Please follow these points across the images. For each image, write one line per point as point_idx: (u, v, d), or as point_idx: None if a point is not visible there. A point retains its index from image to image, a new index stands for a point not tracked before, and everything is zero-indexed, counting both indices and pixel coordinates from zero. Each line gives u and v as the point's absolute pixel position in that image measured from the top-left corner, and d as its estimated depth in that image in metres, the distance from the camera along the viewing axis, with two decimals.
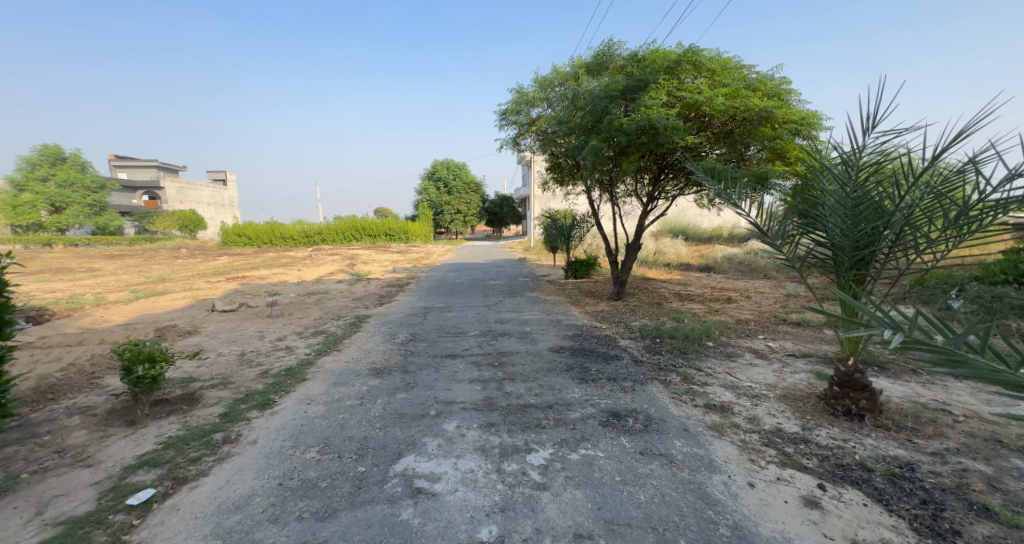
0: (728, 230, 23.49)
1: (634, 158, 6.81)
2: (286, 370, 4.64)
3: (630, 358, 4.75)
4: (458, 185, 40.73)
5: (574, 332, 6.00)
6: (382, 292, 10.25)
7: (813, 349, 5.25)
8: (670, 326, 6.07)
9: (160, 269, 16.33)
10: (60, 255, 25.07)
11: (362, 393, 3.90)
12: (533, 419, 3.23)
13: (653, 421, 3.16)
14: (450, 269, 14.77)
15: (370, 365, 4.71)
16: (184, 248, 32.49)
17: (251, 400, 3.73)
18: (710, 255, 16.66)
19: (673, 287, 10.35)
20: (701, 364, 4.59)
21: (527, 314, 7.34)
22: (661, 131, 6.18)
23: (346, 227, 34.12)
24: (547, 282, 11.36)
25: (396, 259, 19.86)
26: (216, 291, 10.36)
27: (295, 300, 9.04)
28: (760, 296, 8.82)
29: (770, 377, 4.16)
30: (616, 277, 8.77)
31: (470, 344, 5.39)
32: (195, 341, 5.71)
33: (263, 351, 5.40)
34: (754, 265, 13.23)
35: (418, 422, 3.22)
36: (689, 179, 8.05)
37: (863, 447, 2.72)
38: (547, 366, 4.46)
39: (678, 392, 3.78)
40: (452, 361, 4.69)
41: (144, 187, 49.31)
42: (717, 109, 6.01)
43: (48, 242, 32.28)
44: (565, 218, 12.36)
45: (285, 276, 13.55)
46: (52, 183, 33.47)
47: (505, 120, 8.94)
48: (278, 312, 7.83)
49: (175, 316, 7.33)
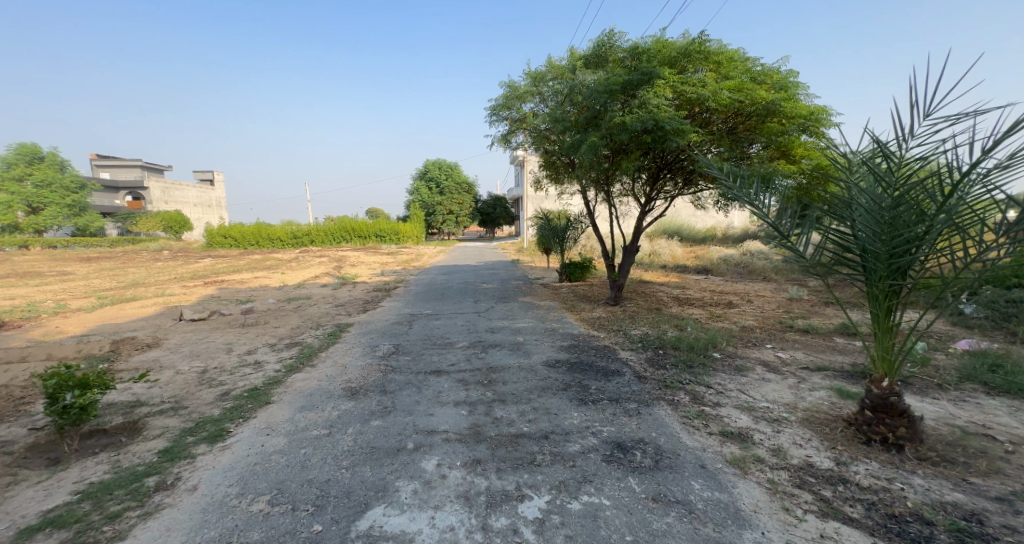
0: (722, 231, 23.25)
1: (634, 157, 6.42)
2: (249, 391, 4.16)
3: (632, 373, 4.33)
4: (450, 185, 40.21)
5: (570, 342, 5.57)
6: (367, 297, 9.76)
7: (827, 360, 4.86)
8: (673, 335, 5.66)
9: (137, 273, 15.68)
10: (35, 255, 26.15)
11: (331, 420, 3.44)
12: (526, 454, 2.79)
13: (665, 456, 2.74)
14: (441, 272, 14.27)
15: (345, 384, 4.25)
16: (167, 247, 33.20)
17: (200, 431, 3.26)
18: (706, 257, 16.34)
19: (671, 290, 9.97)
20: (710, 380, 4.18)
21: (519, 321, 6.89)
22: (663, 129, 5.78)
23: (335, 227, 33.47)
24: (540, 286, 10.92)
25: (385, 262, 19.33)
26: (191, 297, 9.81)
27: (274, 307, 8.53)
28: (763, 301, 8.44)
29: (787, 396, 3.76)
30: (613, 281, 8.37)
31: (457, 358, 4.93)
32: (153, 356, 5.21)
33: (228, 368, 4.91)
34: (752, 266, 12.91)
35: (392, 459, 2.77)
36: (689, 177, 7.68)
37: (913, 489, 2.32)
38: (541, 384, 4.02)
39: (689, 416, 3.36)
40: (436, 379, 4.24)
41: (128, 187, 48.17)
42: (721, 104, 5.62)
43: (25, 243, 31.26)
44: (559, 219, 11.97)
45: (268, 280, 13.01)
46: (29, 183, 32.43)
47: (496, 116, 8.52)
48: (253, 320, 7.32)
49: (139, 327, 6.80)
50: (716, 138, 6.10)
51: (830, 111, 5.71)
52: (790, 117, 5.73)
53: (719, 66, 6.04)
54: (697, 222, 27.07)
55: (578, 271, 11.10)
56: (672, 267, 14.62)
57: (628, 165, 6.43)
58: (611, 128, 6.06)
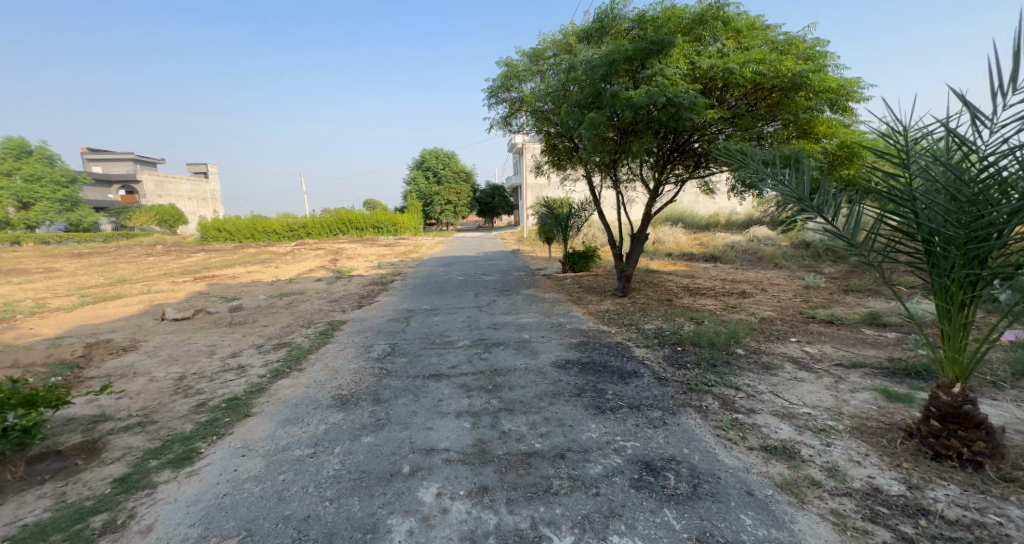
0: (726, 217, 22.82)
1: (644, 138, 5.98)
2: (228, 401, 3.75)
3: (651, 375, 3.93)
4: (447, 174, 39.54)
5: (579, 340, 5.16)
6: (364, 291, 9.35)
7: (862, 354, 4.45)
8: (691, 330, 5.26)
9: (126, 269, 15.24)
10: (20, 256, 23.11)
11: (317, 436, 3.04)
12: (540, 480, 2.39)
13: (702, 479, 2.35)
14: (439, 264, 13.83)
15: (334, 392, 3.84)
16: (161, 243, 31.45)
17: (166, 452, 2.85)
18: (711, 244, 15.93)
19: (680, 280, 9.55)
20: (738, 380, 3.78)
21: (523, 316, 6.48)
22: (675, 106, 5.32)
23: (331, 219, 32.92)
24: (543, 277, 10.49)
25: (384, 254, 18.73)
26: (178, 294, 9.39)
27: (264, 304, 8.11)
28: (779, 289, 8.03)
29: (829, 398, 3.36)
30: (621, 271, 7.96)
31: (458, 359, 4.52)
32: (128, 362, 4.81)
33: (208, 373, 4.49)
34: (761, 253, 12.52)
35: (384, 488, 2.38)
36: (702, 159, 7.22)
37: (1012, 522, 1.92)
38: (552, 389, 3.62)
39: (722, 426, 2.97)
40: (435, 385, 3.83)
41: (121, 181, 47.46)
42: (739, 78, 5.17)
43: (17, 240, 30.66)
44: (561, 207, 11.50)
45: (261, 275, 12.59)
46: (18, 178, 31.77)
47: (494, 98, 8.05)
48: (240, 319, 6.90)
49: (119, 328, 6.38)
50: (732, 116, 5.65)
51: (859, 84, 5.24)
52: (816, 92, 5.27)
53: (737, 35, 5.56)
54: (699, 207, 26.60)
55: (582, 260, 10.68)
56: (677, 255, 14.19)
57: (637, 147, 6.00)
58: (616, 106, 5.60)
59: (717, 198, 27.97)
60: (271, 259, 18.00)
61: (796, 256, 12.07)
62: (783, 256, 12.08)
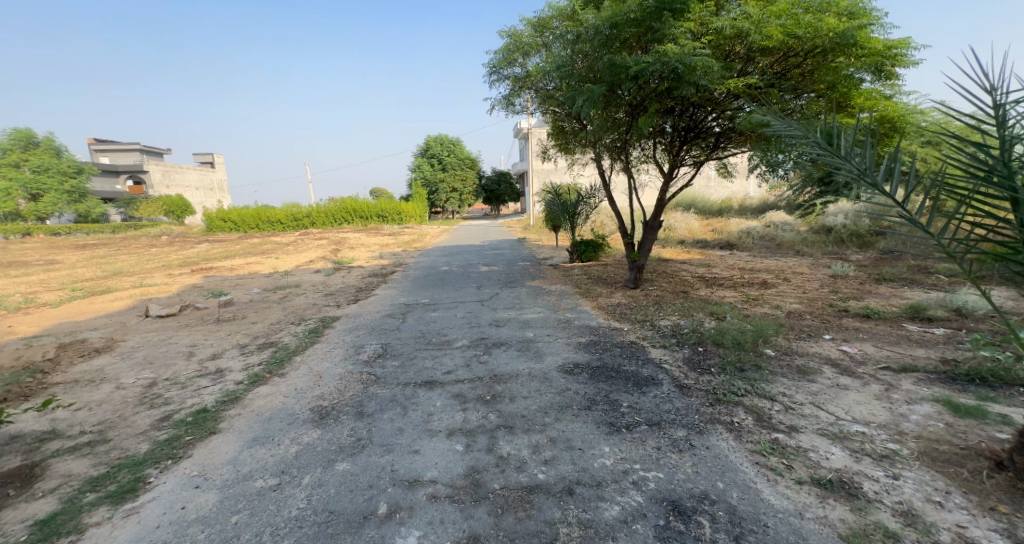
0: (739, 203, 22.12)
1: (654, 113, 5.41)
2: (195, 413, 3.35)
3: (671, 383, 3.45)
4: (452, 161, 38.87)
5: (588, 339, 4.70)
6: (362, 283, 8.96)
7: (909, 352, 3.92)
8: (712, 327, 4.77)
9: (126, 261, 15.02)
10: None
11: (286, 461, 2.62)
12: (544, 528, 1.95)
13: (745, 527, 1.90)
14: (443, 254, 13.41)
15: (313, 403, 3.42)
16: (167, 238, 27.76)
17: (110, 482, 2.46)
18: (725, 230, 15.32)
19: (695, 269, 9.00)
20: (773, 387, 3.29)
21: (528, 311, 6.02)
22: (685, 73, 4.76)
23: (336, 208, 32.60)
24: (550, 267, 10.00)
25: (387, 244, 18.26)
26: (171, 287, 9.07)
27: (257, 298, 7.73)
28: (803, 278, 7.47)
29: (884, 409, 2.86)
30: (633, 262, 7.46)
31: (454, 363, 4.08)
32: (98, 366, 4.44)
33: (181, 379, 4.10)
34: (780, 241, 11.90)
35: (354, 538, 1.95)
36: (723, 138, 6.58)
37: None
38: (559, 402, 3.16)
39: (760, 449, 2.44)
40: (427, 396, 3.40)
41: (128, 171, 47.47)
42: (764, 42, 4.59)
43: (27, 231, 30.77)
44: (569, 193, 10.94)
45: (260, 267, 12.27)
46: (26, 169, 31.84)
47: (496, 74, 7.52)
48: (229, 315, 6.52)
49: (100, 325, 6.03)
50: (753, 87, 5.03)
51: (908, 45, 4.60)
52: (858, 55, 4.64)
53: None
54: (711, 192, 25.79)
55: (591, 249, 10.19)
56: (690, 243, 13.59)
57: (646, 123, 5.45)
58: (618, 77, 5.08)
59: (731, 182, 27.08)
60: (273, 250, 17.70)
61: (818, 242, 11.44)
62: (802, 243, 11.45)
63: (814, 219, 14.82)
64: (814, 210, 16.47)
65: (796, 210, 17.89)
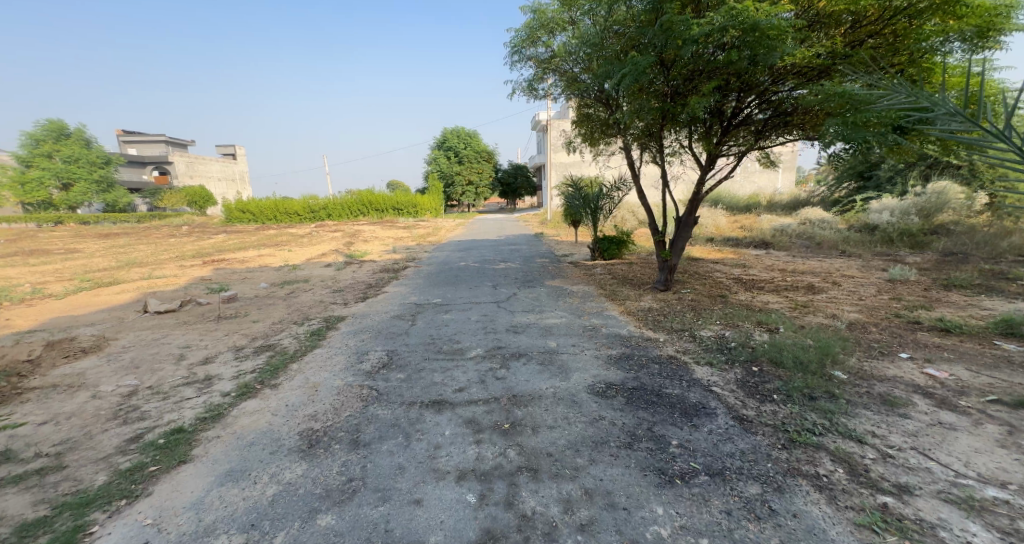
0: (768, 199, 21.13)
1: (712, 89, 4.94)
2: (169, 432, 2.90)
3: (725, 412, 2.87)
4: (469, 154, 38.40)
5: (619, 352, 4.13)
6: (373, 279, 8.54)
7: (1015, 379, 3.24)
8: (762, 341, 4.16)
9: (141, 251, 14.89)
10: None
11: (260, 508, 2.13)
12: None
13: None
14: (458, 249, 12.94)
15: (304, 425, 2.94)
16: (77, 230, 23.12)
17: (46, 531, 2.00)
18: (756, 228, 14.51)
19: (730, 270, 8.32)
20: (856, 423, 2.67)
21: (549, 315, 5.48)
22: (756, 38, 4.32)
23: (353, 201, 32.47)
24: (570, 265, 9.42)
25: (401, 237, 17.97)
26: (179, 279, 8.78)
27: (262, 294, 7.35)
28: (854, 283, 6.74)
29: (1013, 461, 2.23)
30: (664, 261, 6.85)
31: (467, 379, 3.57)
32: (81, 368, 4.05)
33: (165, 388, 3.67)
34: (819, 241, 11.09)
35: None
36: (770, 127, 6.02)
37: None
38: (593, 436, 2.61)
39: (867, 521, 1.85)
40: (435, 422, 2.88)
41: (154, 162, 48.41)
42: (836, 8, 4.12)
43: (58, 220, 31.50)
44: (591, 187, 10.30)
45: (272, 259, 11.99)
46: (58, 159, 32.53)
47: (519, 55, 6.96)
48: (231, 312, 6.13)
49: (97, 321, 5.69)
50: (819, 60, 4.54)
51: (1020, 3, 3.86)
52: (955, 16, 3.98)
53: None
54: (738, 188, 24.81)
55: (614, 247, 9.59)
56: (719, 241, 12.83)
57: (702, 101, 4.97)
58: (678, 37, 4.60)
59: (757, 178, 26.04)
60: (287, 242, 17.50)
61: (861, 242, 10.62)
62: (845, 243, 10.66)
63: (854, 217, 13.94)
64: (853, 207, 15.56)
65: (833, 207, 16.96)
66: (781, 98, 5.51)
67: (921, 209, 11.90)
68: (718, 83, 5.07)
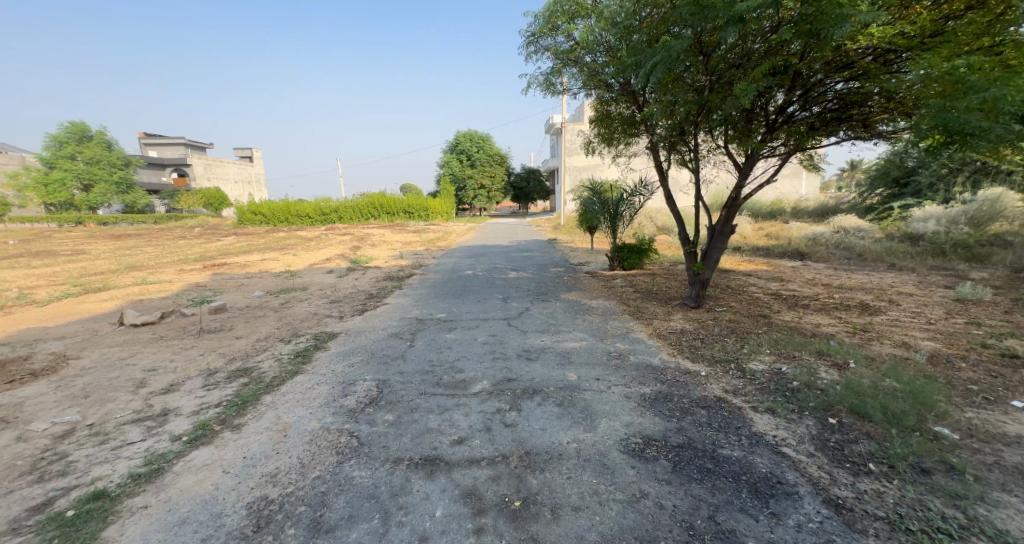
0: (794, 206, 20.18)
1: (765, 73, 4.16)
2: (86, 498, 2.24)
3: (811, 491, 2.15)
4: (483, 158, 37.89)
5: (654, 390, 3.42)
6: (376, 289, 7.94)
7: None
8: (832, 380, 3.42)
9: (146, 253, 14.53)
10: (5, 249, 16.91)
11: None
12: None
13: None
14: (468, 255, 12.30)
15: (257, 493, 2.29)
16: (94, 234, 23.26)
17: None
18: (785, 236, 13.65)
19: (766, 284, 7.54)
20: (1002, 516, 1.94)
21: (567, 337, 4.79)
22: (821, 9, 3.59)
23: (365, 204, 32.19)
24: (587, 276, 8.71)
25: (410, 242, 17.49)
26: (173, 286, 8.26)
27: (254, 304, 6.78)
28: (920, 303, 6.10)
29: None
30: (695, 275, 6.09)
31: (469, 426, 2.90)
32: (23, 397, 3.46)
33: (109, 424, 3.05)
34: (861, 252, 10.24)
35: None
36: (821, 123, 5.26)
37: None
38: (638, 531, 1.94)
39: None
40: (423, 496, 2.21)
41: (173, 165, 49.03)
42: None
43: (79, 221, 31.77)
44: (609, 190, 9.56)
45: (274, 264, 11.49)
46: (80, 161, 32.94)
47: (535, 46, 6.35)
48: (214, 326, 5.54)
49: (66, 334, 5.12)
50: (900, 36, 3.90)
51: None
52: None
53: None
54: (761, 194, 23.79)
55: (635, 256, 8.84)
56: (747, 250, 11.98)
57: (751, 88, 4.21)
58: (716, 18, 3.96)
59: (780, 184, 25.04)
60: (292, 246, 17.02)
61: (908, 254, 9.76)
62: (889, 254, 9.79)
63: (892, 225, 13.00)
64: (890, 215, 14.60)
65: (866, 215, 15.99)
66: (828, 93, 4.95)
67: (970, 219, 10.98)
68: (774, 67, 4.27)
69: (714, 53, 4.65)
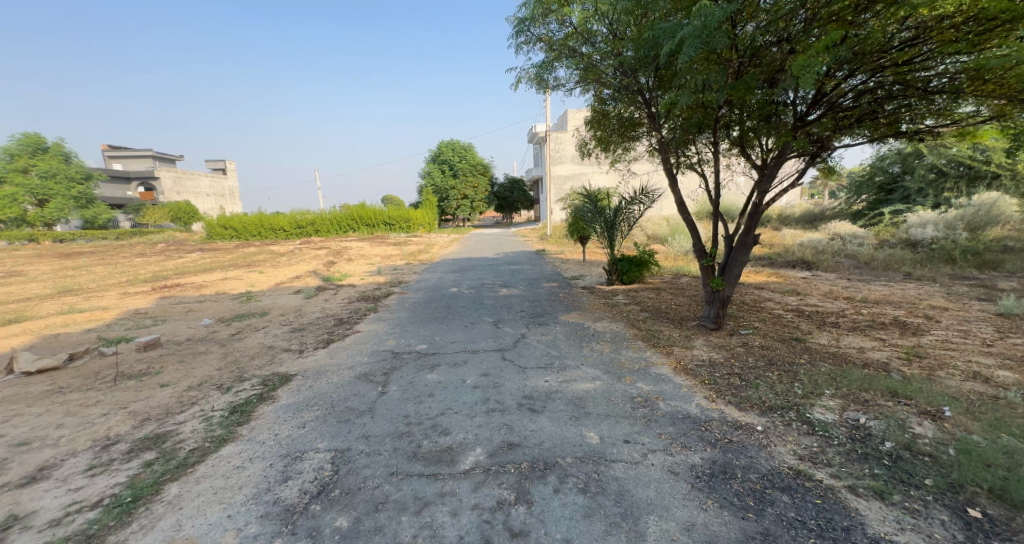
0: (780, 213, 19.93)
1: (831, 42, 3.44)
2: None
3: None
4: (464, 167, 37.01)
5: (706, 459, 2.56)
6: (346, 313, 6.94)
7: None
8: (934, 436, 2.63)
9: (91, 274, 13.02)
10: None
11: None
12: None
13: None
14: (450, 270, 11.33)
15: None
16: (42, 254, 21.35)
17: None
18: (780, 244, 13.15)
19: (783, 298, 6.83)
20: None
21: (576, 375, 3.91)
22: None
23: (341, 216, 30.93)
24: (585, 292, 7.87)
25: (389, 255, 16.48)
26: (105, 314, 7.05)
27: (197, 336, 5.68)
28: (962, 320, 5.48)
29: None
30: (714, 292, 5.27)
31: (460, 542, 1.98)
32: None
33: None
34: (867, 260, 9.71)
35: None
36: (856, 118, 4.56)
37: None
38: None
39: None
40: None
41: (139, 178, 46.72)
42: None
43: (31, 238, 29.39)
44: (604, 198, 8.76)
45: (235, 285, 10.30)
46: (34, 174, 30.55)
47: (525, 35, 5.52)
48: (138, 369, 4.38)
49: None
50: (979, 14, 3.45)
51: None
52: None
53: None
54: None
55: (635, 269, 8.06)
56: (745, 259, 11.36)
57: (816, 60, 3.50)
58: None
59: None
60: (260, 262, 15.70)
61: (917, 262, 9.28)
62: (897, 262, 9.26)
63: (887, 231, 12.59)
64: (881, 220, 14.29)
65: (856, 220, 15.71)
66: (846, 89, 4.37)
67: (967, 224, 10.54)
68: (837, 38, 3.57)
69: (761, 2, 3.85)
